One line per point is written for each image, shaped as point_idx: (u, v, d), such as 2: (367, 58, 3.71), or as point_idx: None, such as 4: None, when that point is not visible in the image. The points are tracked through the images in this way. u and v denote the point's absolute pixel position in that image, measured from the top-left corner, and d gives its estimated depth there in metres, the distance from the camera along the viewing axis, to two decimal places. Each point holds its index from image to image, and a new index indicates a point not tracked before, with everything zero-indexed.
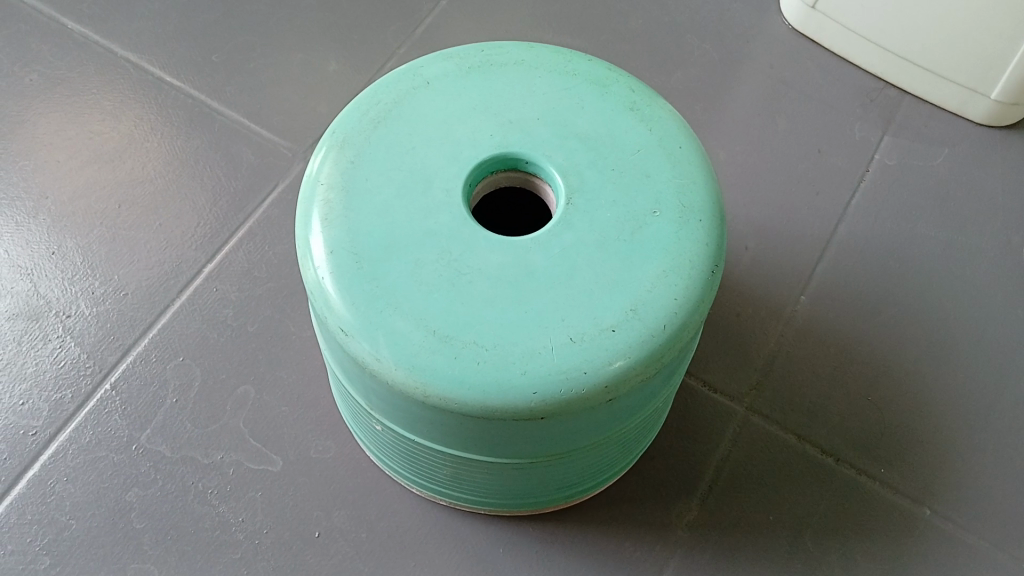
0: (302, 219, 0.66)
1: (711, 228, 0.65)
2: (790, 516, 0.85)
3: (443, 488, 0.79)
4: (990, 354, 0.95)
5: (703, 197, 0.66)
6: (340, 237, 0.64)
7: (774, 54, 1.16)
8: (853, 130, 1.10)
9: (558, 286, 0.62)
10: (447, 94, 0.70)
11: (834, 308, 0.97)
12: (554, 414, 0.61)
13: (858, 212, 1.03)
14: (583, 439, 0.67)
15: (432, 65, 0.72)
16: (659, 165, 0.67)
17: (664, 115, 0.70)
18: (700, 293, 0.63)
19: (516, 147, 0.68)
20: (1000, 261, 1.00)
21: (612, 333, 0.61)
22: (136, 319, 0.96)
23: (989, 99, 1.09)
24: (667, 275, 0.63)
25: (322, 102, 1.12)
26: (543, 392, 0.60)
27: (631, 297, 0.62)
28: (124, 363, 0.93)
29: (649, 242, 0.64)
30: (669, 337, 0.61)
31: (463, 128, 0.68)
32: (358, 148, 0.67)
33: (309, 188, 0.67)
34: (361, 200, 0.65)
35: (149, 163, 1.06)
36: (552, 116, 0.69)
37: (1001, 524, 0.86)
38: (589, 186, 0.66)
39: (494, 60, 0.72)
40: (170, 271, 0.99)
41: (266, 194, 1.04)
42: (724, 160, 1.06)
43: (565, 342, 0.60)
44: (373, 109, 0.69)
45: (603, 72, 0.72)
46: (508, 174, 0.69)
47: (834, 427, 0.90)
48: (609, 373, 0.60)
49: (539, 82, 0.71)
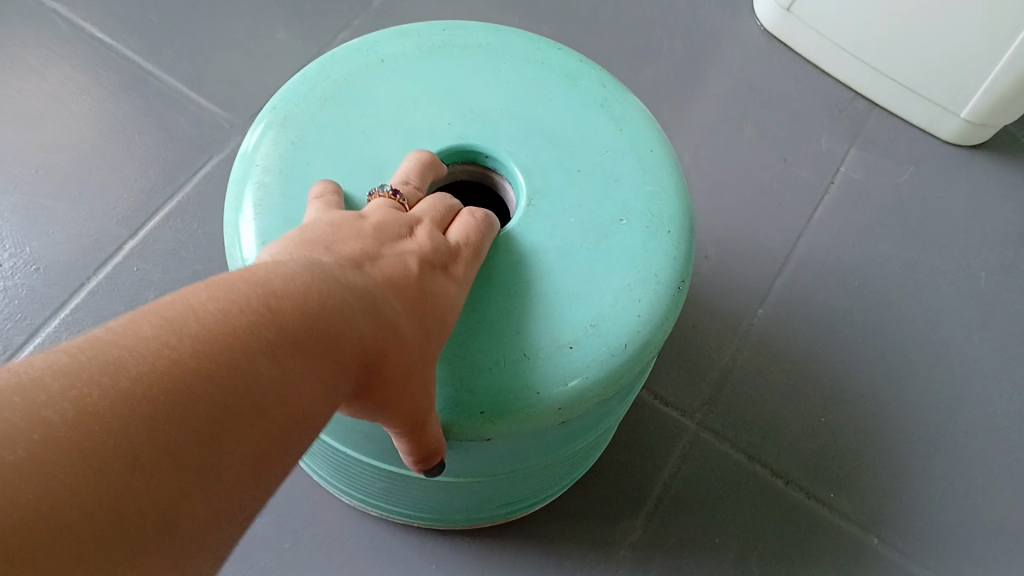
0: (233, 202, 0.59)
1: (680, 241, 0.61)
2: (738, 540, 0.82)
3: (376, 501, 0.74)
4: (945, 378, 0.92)
5: (673, 206, 0.62)
6: (272, 225, 0.57)
7: (745, 56, 1.13)
8: (820, 141, 1.07)
9: (514, 295, 0.57)
10: (403, 75, 0.64)
11: (792, 324, 0.94)
12: (501, 437, 0.54)
13: (821, 226, 1.01)
14: (529, 459, 0.62)
15: (387, 42, 0.66)
16: (628, 169, 0.62)
17: (636, 115, 0.65)
18: (666, 310, 0.58)
19: (476, 139, 0.62)
20: (958, 284, 0.99)
21: (570, 350, 0.55)
22: (48, 296, 0.88)
23: (959, 118, 1.07)
24: (632, 289, 0.58)
25: (267, 74, 1.04)
26: (492, 412, 0.53)
27: (592, 312, 0.57)
28: (31, 345, 0.85)
29: (613, 251, 0.59)
30: (631, 356, 0.56)
31: (419, 115, 0.63)
32: (301, 128, 0.61)
33: (242, 167, 0.60)
34: (302, 185, 0.59)
35: (73, 127, 0.98)
36: (517, 109, 0.64)
37: (949, 555, 0.84)
38: (553, 188, 0.61)
39: (456, 42, 0.66)
40: (89, 246, 0.91)
41: (200, 168, 0.97)
42: (689, 163, 1.02)
43: (519, 356, 0.55)
44: (320, 86, 0.63)
45: (572, 63, 0.67)
46: (464, 168, 0.64)
47: (786, 448, 0.87)
48: (565, 394, 0.54)
49: (504, 69, 0.66)
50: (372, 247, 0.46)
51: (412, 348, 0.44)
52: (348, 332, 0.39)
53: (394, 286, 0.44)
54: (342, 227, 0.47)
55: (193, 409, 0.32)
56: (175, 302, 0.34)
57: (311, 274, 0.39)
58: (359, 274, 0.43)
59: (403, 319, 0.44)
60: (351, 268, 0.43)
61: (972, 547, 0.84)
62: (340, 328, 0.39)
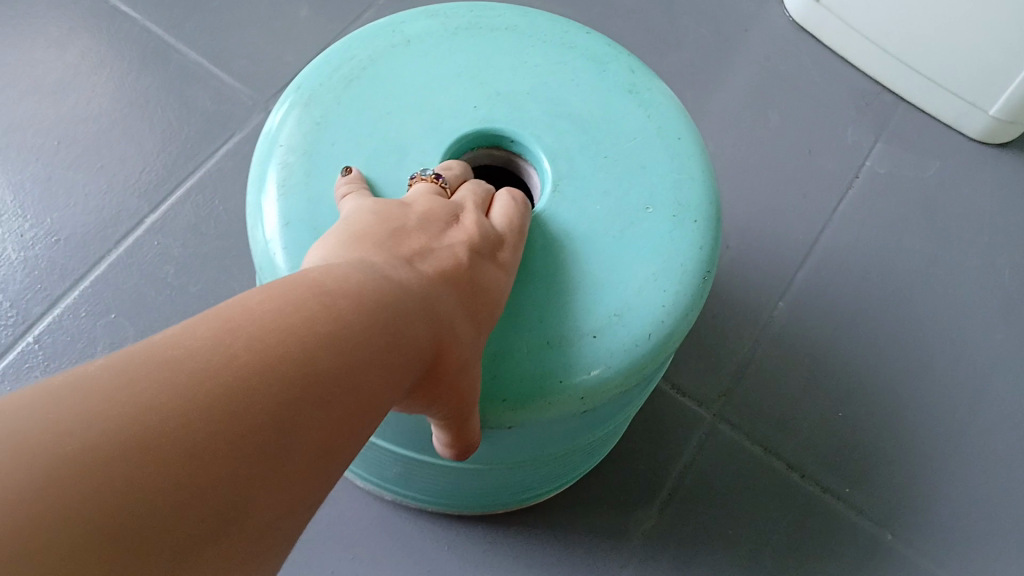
0: (256, 182, 0.59)
1: (706, 231, 0.59)
2: (751, 532, 0.82)
3: (391, 485, 0.74)
4: (964, 377, 0.92)
5: (700, 194, 0.61)
6: (296, 205, 0.56)
7: (772, 44, 1.11)
8: (846, 133, 1.06)
9: (537, 282, 0.56)
10: (429, 56, 0.64)
11: (812, 317, 0.93)
12: (522, 425, 0.54)
13: (844, 219, 1.00)
14: (549, 447, 0.62)
15: (414, 22, 0.65)
16: (655, 155, 0.61)
17: (664, 101, 0.64)
18: (690, 301, 0.57)
19: (502, 123, 0.62)
20: (981, 283, 0.97)
21: (593, 339, 0.55)
22: (67, 268, 0.88)
23: (987, 115, 1.05)
24: (657, 278, 0.57)
25: (288, 51, 1.03)
26: (513, 400, 0.53)
27: (616, 300, 0.56)
28: (51, 315, 0.85)
29: (639, 239, 0.58)
30: (655, 346, 0.55)
31: (444, 96, 0.62)
32: (325, 108, 0.61)
33: (265, 147, 0.60)
34: (325, 166, 0.58)
35: (94, 98, 0.97)
36: (544, 92, 0.63)
37: (963, 555, 0.83)
38: (579, 173, 0.60)
39: (483, 23, 0.66)
40: (109, 219, 0.91)
41: (220, 145, 0.96)
42: (713, 151, 1.02)
43: (542, 344, 0.54)
44: (344, 65, 0.63)
45: (601, 47, 0.66)
46: (487, 152, 0.64)
47: (803, 442, 0.87)
48: (587, 383, 0.54)
49: (531, 52, 0.65)
50: (424, 240, 0.47)
51: (465, 341, 0.46)
52: (409, 331, 0.41)
53: (447, 281, 0.46)
54: (394, 218, 0.48)
55: (277, 418, 0.34)
56: (248, 311, 0.35)
57: (370, 277, 0.41)
58: (416, 270, 0.45)
59: (457, 313, 0.46)
60: (407, 266, 0.44)
61: (986, 548, 0.83)
62: (402, 328, 0.41)
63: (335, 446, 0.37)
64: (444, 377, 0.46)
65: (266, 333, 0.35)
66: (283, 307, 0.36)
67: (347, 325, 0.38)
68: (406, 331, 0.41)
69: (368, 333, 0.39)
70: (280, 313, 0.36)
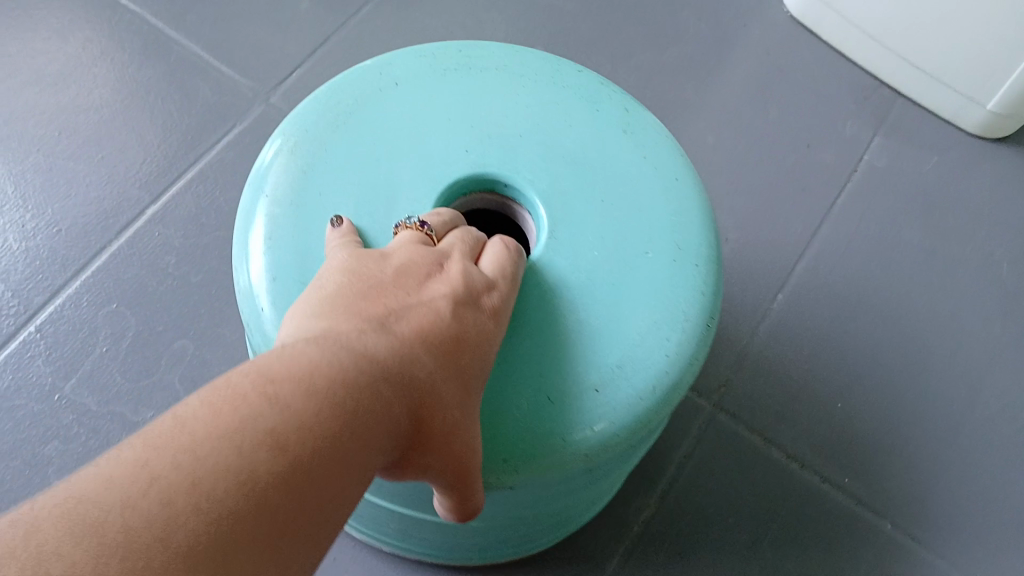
0: (243, 234, 0.59)
1: (708, 274, 0.59)
2: (750, 520, 0.82)
3: (390, 538, 0.73)
4: (963, 368, 0.92)
5: (700, 236, 0.60)
6: (281, 256, 0.56)
7: (771, 39, 1.13)
8: (845, 127, 1.06)
9: (538, 336, 0.55)
10: (417, 99, 0.64)
11: (811, 309, 0.93)
12: (524, 485, 0.53)
13: (842, 213, 1.00)
14: (556, 500, 0.61)
15: (402, 65, 0.65)
16: (653, 198, 0.61)
17: (659, 140, 0.64)
18: (695, 349, 0.57)
19: (494, 167, 0.62)
20: (979, 275, 0.98)
21: (596, 394, 0.54)
22: (69, 258, 0.88)
23: (985, 109, 1.06)
24: (659, 327, 0.56)
25: (290, 43, 1.04)
26: (514, 462, 0.52)
27: (619, 352, 0.55)
28: (52, 305, 0.85)
29: (640, 287, 0.58)
30: (661, 397, 0.55)
31: (433, 139, 0.62)
32: (311, 154, 0.61)
33: (252, 195, 0.60)
34: (313, 215, 0.58)
35: (96, 90, 0.98)
36: (535, 132, 0.64)
37: (964, 545, 0.83)
38: (575, 216, 0.60)
39: (472, 63, 0.66)
40: (110, 209, 0.91)
41: (222, 136, 0.96)
42: (712, 146, 1.02)
43: (544, 402, 0.53)
44: (332, 110, 0.63)
45: (593, 85, 0.67)
46: (482, 197, 0.64)
47: (802, 433, 0.87)
48: (591, 441, 0.53)
49: (521, 91, 0.65)
50: (396, 300, 0.45)
51: (449, 402, 0.44)
52: (376, 405, 0.40)
53: (422, 341, 0.44)
54: (365, 276, 0.46)
55: (250, 526, 0.32)
56: (184, 419, 0.33)
57: (330, 352, 0.39)
58: (387, 336, 0.43)
59: (436, 375, 0.44)
60: (376, 332, 0.42)
61: (986, 538, 0.83)
62: (368, 402, 0.39)
63: (309, 538, 0.35)
64: (427, 442, 0.44)
65: (204, 440, 0.33)
66: (221, 409, 0.34)
67: (300, 413, 0.36)
68: (372, 405, 0.39)
69: (327, 415, 0.37)
70: (219, 415, 0.34)
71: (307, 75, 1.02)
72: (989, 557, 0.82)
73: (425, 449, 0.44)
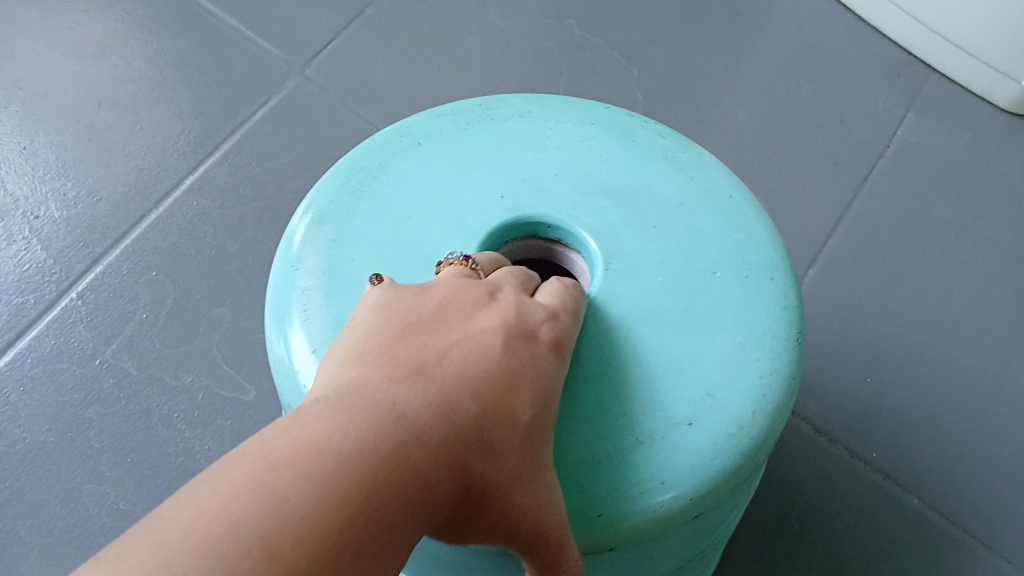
0: (275, 326, 0.48)
1: (787, 288, 0.51)
2: (777, 493, 0.83)
3: None
4: (996, 345, 0.91)
5: (771, 250, 0.52)
6: (324, 338, 0.46)
7: (803, 14, 1.13)
8: (877, 103, 1.06)
9: (605, 378, 0.46)
10: (447, 153, 0.54)
11: (841, 285, 0.93)
12: (625, 544, 0.44)
13: (873, 188, 1.00)
14: (659, 571, 0.50)
15: (422, 123, 0.55)
16: (709, 220, 0.52)
17: (705, 161, 0.55)
18: (790, 368, 0.48)
19: (535, 209, 0.52)
20: (1012, 252, 0.97)
21: (689, 428, 0.45)
22: (109, 227, 0.90)
23: (1019, 85, 1.05)
24: (746, 350, 0.48)
25: (324, 15, 1.06)
26: (611, 515, 0.43)
27: (705, 380, 0.47)
28: (93, 272, 0.87)
29: (717, 310, 0.49)
30: (764, 425, 0.46)
31: (468, 192, 0.52)
32: (342, 223, 0.51)
33: (282, 280, 0.49)
34: (352, 287, 0.48)
35: (134, 62, 1.00)
36: (571, 172, 0.54)
37: (998, 522, 0.81)
38: (629, 248, 0.50)
39: (495, 113, 0.56)
40: (148, 179, 0.93)
41: (257, 107, 0.98)
42: (744, 120, 1.02)
43: (631, 442, 0.45)
44: (354, 175, 0.53)
45: (624, 118, 0.57)
46: (521, 244, 0.53)
47: (833, 408, 0.86)
48: (693, 483, 0.44)
49: (554, 134, 0.55)
50: (432, 342, 0.38)
51: (501, 461, 0.37)
52: (402, 482, 0.33)
53: (464, 391, 0.37)
54: (401, 313, 0.40)
55: None
56: (169, 519, 0.29)
57: (346, 419, 0.33)
58: (418, 388, 0.36)
59: (483, 430, 0.37)
60: (405, 385, 0.36)
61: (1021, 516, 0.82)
62: (395, 475, 0.33)
63: None
64: (481, 507, 0.37)
65: (186, 550, 0.28)
66: (211, 506, 0.29)
67: (308, 501, 0.30)
68: (398, 481, 0.33)
69: (342, 500, 0.31)
70: (208, 514, 0.29)
71: (341, 49, 1.03)
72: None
73: (479, 518, 0.37)
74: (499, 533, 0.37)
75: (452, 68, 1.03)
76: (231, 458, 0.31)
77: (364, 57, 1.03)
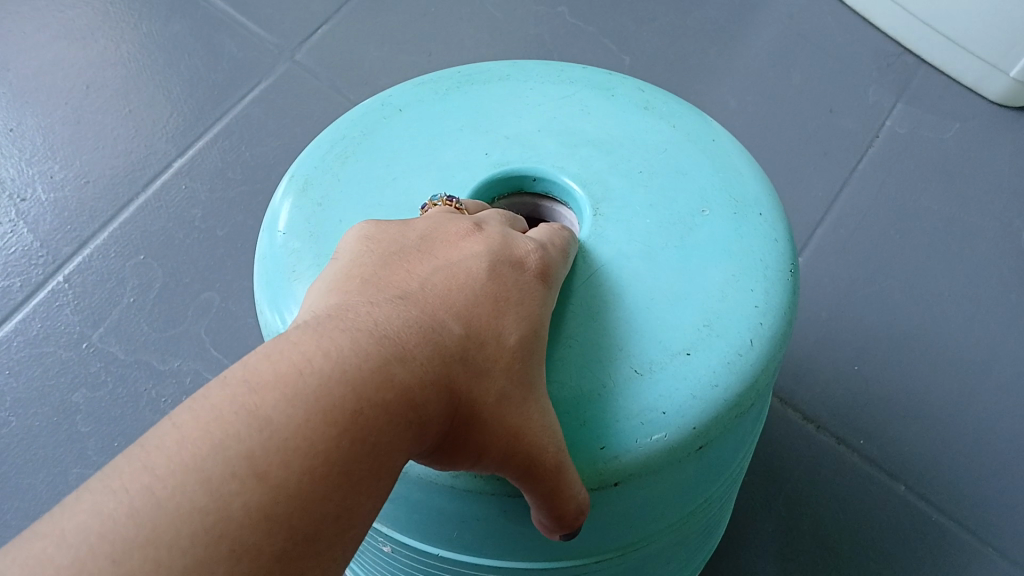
0: (264, 288, 0.47)
1: (776, 221, 0.50)
2: (765, 478, 0.83)
3: None
4: (984, 333, 0.91)
5: (758, 188, 0.51)
6: None
7: (794, 7, 1.14)
8: (868, 93, 1.07)
9: (600, 317, 0.46)
10: (430, 117, 0.54)
11: (831, 272, 0.94)
12: (632, 479, 0.42)
13: (862, 178, 1.00)
14: (669, 519, 0.48)
15: (403, 92, 0.55)
16: (695, 162, 0.52)
17: (685, 109, 0.55)
18: (784, 297, 0.47)
19: (519, 162, 0.52)
20: (1001, 242, 0.97)
21: (688, 357, 0.44)
22: (97, 210, 0.89)
23: (1008, 77, 1.05)
24: (740, 281, 0.47)
25: (314, 1, 1.06)
26: (615, 447, 0.42)
27: (702, 311, 0.46)
28: (80, 256, 0.86)
29: (708, 245, 0.48)
30: (762, 352, 0.45)
31: (454, 151, 0.52)
32: (329, 187, 0.50)
33: (269, 246, 0.49)
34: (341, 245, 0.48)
35: (123, 46, 1.00)
36: (554, 127, 0.53)
37: (985, 509, 0.81)
38: (616, 193, 0.50)
39: (474, 78, 0.56)
40: (137, 162, 0.92)
41: (247, 91, 0.97)
42: (735, 108, 1.03)
43: (628, 374, 0.44)
44: (338, 143, 0.53)
45: (602, 77, 0.57)
46: (509, 201, 0.53)
47: (821, 396, 0.87)
48: (695, 412, 0.43)
49: (534, 92, 0.55)
50: (415, 270, 0.38)
51: (491, 380, 0.36)
52: (385, 399, 0.33)
53: (448, 312, 0.36)
54: (384, 245, 0.39)
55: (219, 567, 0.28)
56: (150, 446, 0.29)
57: (327, 338, 0.33)
58: (401, 309, 0.35)
59: (470, 350, 0.36)
60: (388, 307, 0.35)
61: (1009, 503, 0.82)
62: (379, 393, 0.33)
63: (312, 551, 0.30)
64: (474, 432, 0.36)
65: (169, 473, 0.28)
66: (192, 431, 0.29)
67: (291, 420, 0.30)
68: (380, 399, 0.32)
69: (323, 415, 0.31)
70: (190, 438, 0.29)
71: (332, 34, 1.03)
72: (1015, 521, 0.81)
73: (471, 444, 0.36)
74: (494, 459, 0.36)
75: (443, 54, 1.02)
76: (211, 386, 0.31)
77: (355, 42, 1.02)
